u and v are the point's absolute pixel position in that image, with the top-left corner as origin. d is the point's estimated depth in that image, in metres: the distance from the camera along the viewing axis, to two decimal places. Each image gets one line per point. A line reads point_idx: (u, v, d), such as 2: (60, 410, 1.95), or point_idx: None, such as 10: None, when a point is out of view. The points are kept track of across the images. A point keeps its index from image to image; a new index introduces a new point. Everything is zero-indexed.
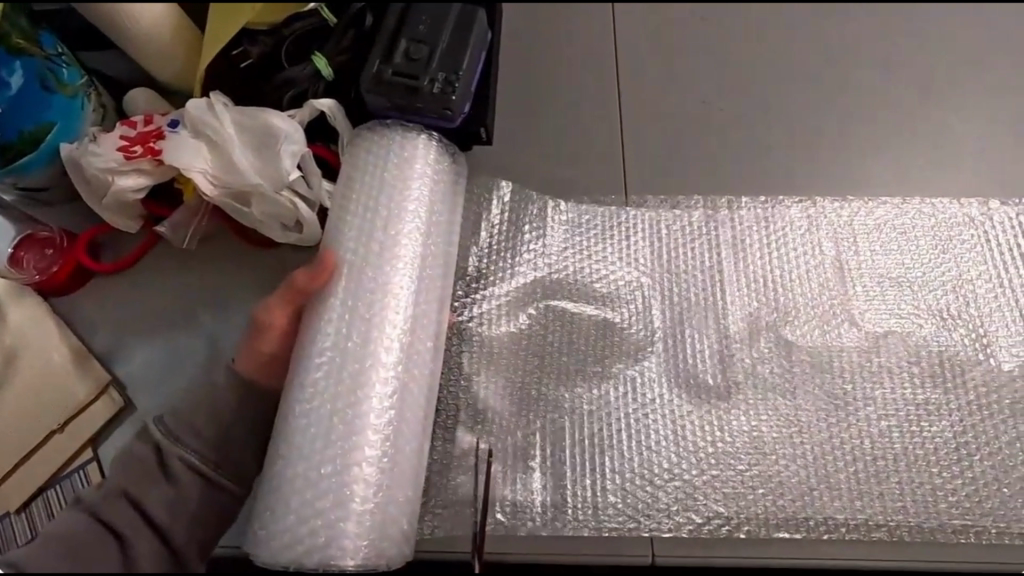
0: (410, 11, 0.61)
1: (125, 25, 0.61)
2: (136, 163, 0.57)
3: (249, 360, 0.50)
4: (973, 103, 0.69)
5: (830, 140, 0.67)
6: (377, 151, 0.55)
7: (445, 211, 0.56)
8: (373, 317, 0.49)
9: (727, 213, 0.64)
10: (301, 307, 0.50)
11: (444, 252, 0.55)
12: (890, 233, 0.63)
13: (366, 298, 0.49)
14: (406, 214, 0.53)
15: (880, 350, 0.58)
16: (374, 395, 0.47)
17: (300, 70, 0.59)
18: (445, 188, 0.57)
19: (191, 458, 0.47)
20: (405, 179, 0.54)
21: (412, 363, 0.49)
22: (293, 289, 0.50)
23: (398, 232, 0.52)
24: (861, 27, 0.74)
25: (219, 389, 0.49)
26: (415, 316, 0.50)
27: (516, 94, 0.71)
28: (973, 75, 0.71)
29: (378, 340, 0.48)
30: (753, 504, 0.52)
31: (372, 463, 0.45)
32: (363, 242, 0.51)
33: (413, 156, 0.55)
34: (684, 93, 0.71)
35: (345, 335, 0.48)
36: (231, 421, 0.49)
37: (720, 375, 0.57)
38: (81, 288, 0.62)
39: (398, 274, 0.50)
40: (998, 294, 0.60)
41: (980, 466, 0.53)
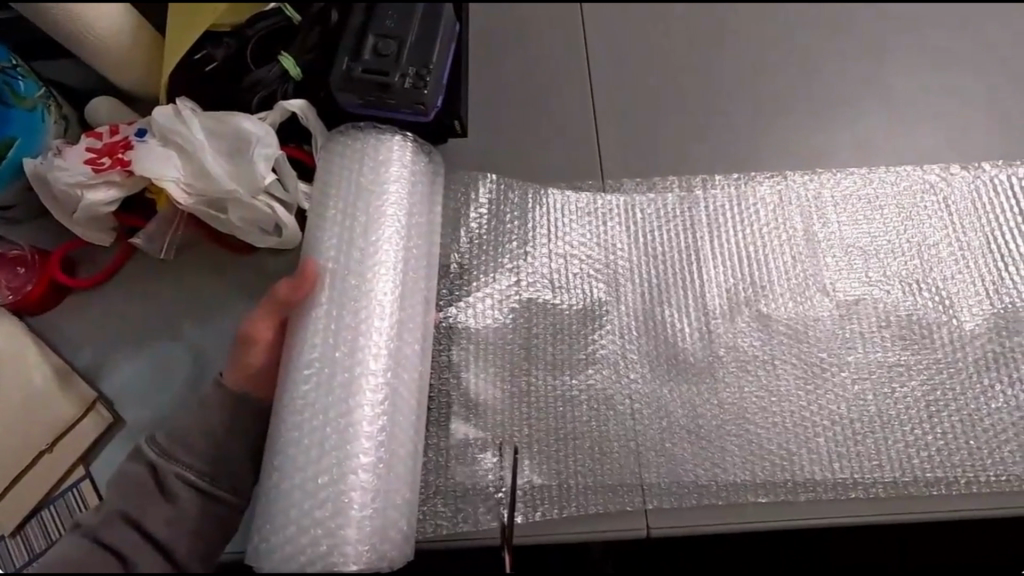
0: (377, 7, 0.61)
1: (80, 33, 0.60)
2: (105, 175, 0.56)
3: (238, 373, 0.50)
4: (927, 77, 0.72)
5: (795, 117, 0.70)
6: (350, 156, 0.54)
7: (424, 211, 0.55)
8: (358, 324, 0.49)
9: (700, 193, 0.65)
10: (286, 317, 0.50)
11: (425, 252, 0.54)
12: (857, 203, 0.65)
13: (351, 307, 0.49)
14: (384, 218, 0.52)
15: (852, 319, 0.60)
16: (365, 403, 0.47)
17: (267, 71, 0.58)
18: (421, 188, 0.55)
19: (188, 473, 0.47)
20: (380, 185, 0.53)
21: (401, 368, 0.49)
22: (276, 301, 0.49)
23: (377, 239, 0.51)
24: (819, 7, 0.76)
25: (210, 403, 0.49)
26: (401, 318, 0.50)
27: (488, 87, 0.71)
28: (925, 51, 0.74)
29: (366, 348, 0.48)
30: (738, 474, 0.54)
31: (368, 470, 0.45)
32: (343, 250, 0.51)
33: (387, 161, 0.54)
34: (653, 78, 0.72)
35: (332, 345, 0.48)
36: (225, 434, 0.49)
37: (701, 348, 0.59)
38: (57, 306, 0.61)
39: (381, 279, 0.50)
40: (961, 255, 0.62)
41: (949, 421, 0.56)
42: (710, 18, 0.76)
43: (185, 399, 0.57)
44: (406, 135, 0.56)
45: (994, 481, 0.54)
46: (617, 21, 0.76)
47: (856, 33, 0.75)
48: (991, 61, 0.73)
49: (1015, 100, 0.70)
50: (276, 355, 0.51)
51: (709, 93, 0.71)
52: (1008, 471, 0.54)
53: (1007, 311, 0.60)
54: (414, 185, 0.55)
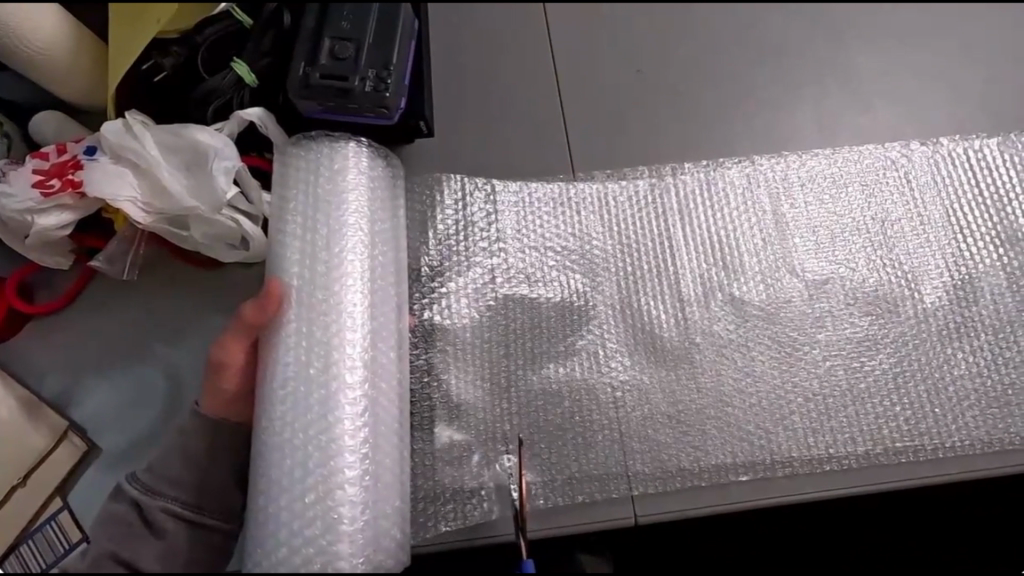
0: (331, 9, 0.59)
1: (21, 25, 0.57)
2: (57, 199, 0.53)
3: (212, 399, 0.49)
4: (880, 54, 0.74)
5: (756, 101, 0.71)
6: (309, 166, 0.53)
7: (388, 217, 0.55)
8: (330, 339, 0.48)
9: (671, 180, 0.66)
10: (256, 338, 0.49)
11: (393, 259, 0.54)
12: (823, 183, 0.66)
13: (321, 321, 0.48)
14: (347, 229, 0.51)
15: (821, 297, 0.61)
16: (345, 418, 0.46)
17: (220, 79, 0.56)
18: (382, 194, 0.54)
19: (174, 504, 0.47)
20: (341, 194, 0.52)
21: (377, 379, 0.49)
22: (244, 323, 0.48)
23: (341, 250, 0.50)
24: None
25: (188, 433, 0.49)
26: (375, 328, 0.50)
27: (450, 85, 0.70)
28: (874, 27, 0.75)
29: (341, 363, 0.47)
30: (720, 456, 0.56)
31: (355, 483, 0.45)
32: (308, 264, 0.50)
33: (345, 169, 0.53)
34: (617, 68, 0.72)
35: (306, 362, 0.47)
36: (207, 460, 0.48)
37: (678, 334, 0.60)
38: (19, 333, 0.59)
39: (351, 291, 0.50)
40: (922, 229, 0.64)
41: (915, 391, 0.58)
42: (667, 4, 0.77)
43: (164, 426, 0.55)
44: (362, 141, 0.55)
45: (957, 445, 0.56)
46: (577, 11, 0.76)
47: (811, 14, 0.76)
48: (941, 37, 0.75)
49: (967, 74, 0.72)
50: (249, 375, 0.50)
51: (673, 80, 0.72)
52: (971, 435, 0.57)
53: (965, 281, 0.62)
54: (376, 191, 0.54)
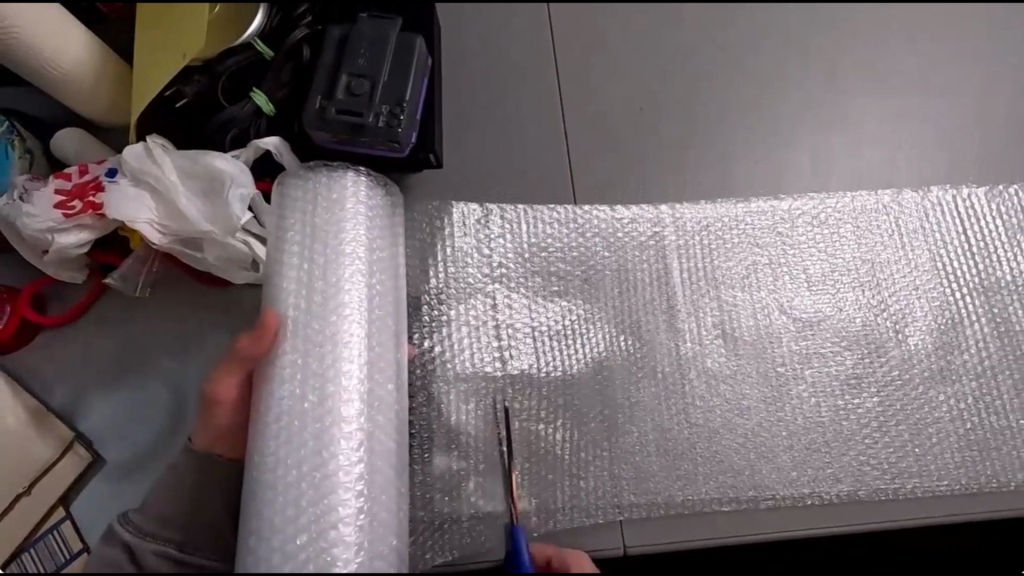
0: (348, 43, 0.60)
1: (45, 46, 0.59)
2: (77, 220, 0.54)
3: (205, 434, 0.50)
4: (877, 97, 0.76)
5: (753, 140, 0.73)
6: (305, 196, 0.53)
7: (387, 245, 0.55)
8: (326, 370, 0.48)
9: (670, 217, 0.67)
10: (251, 370, 0.49)
11: (392, 283, 0.54)
12: (817, 225, 0.68)
13: (317, 353, 0.49)
14: (344, 258, 0.52)
15: (809, 335, 0.63)
16: (340, 453, 0.46)
17: (240, 109, 0.58)
18: (381, 222, 0.55)
19: (165, 546, 0.48)
20: (339, 223, 0.52)
21: (375, 412, 0.49)
22: (239, 355, 0.49)
23: (339, 278, 0.51)
24: (773, 31, 0.80)
25: (181, 467, 0.50)
26: (372, 358, 0.50)
27: (458, 113, 0.72)
28: (872, 70, 0.78)
29: (337, 396, 0.48)
30: (709, 490, 0.57)
31: (350, 523, 0.45)
32: (305, 293, 0.50)
33: (342, 198, 0.53)
34: (621, 101, 0.74)
35: (300, 396, 0.47)
36: (194, 502, 0.49)
37: (670, 362, 0.62)
38: (30, 343, 0.61)
39: (349, 319, 0.50)
40: (910, 273, 0.66)
41: (897, 430, 0.60)
42: (672, 38, 0.78)
43: (166, 443, 0.58)
44: (359, 168, 0.55)
45: (936, 487, 0.58)
46: (586, 41, 0.78)
47: (812, 56, 0.78)
48: (940, 75, 0.77)
49: (963, 118, 0.74)
50: (242, 410, 0.50)
51: (673, 115, 0.74)
52: (950, 476, 0.58)
53: (950, 327, 0.64)
54: (373, 220, 0.54)
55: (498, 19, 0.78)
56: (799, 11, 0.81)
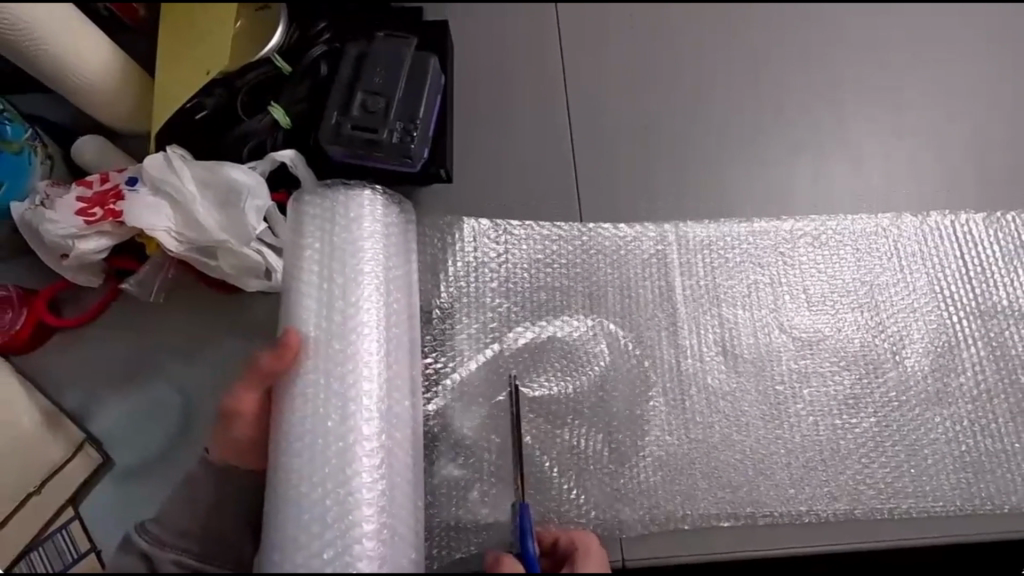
0: (365, 61, 0.61)
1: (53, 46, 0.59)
2: (97, 227, 0.56)
3: (223, 448, 0.51)
4: (879, 120, 0.77)
5: (757, 160, 0.74)
6: (323, 214, 0.53)
7: (401, 263, 0.55)
8: (347, 392, 0.48)
9: (674, 236, 0.69)
10: (271, 387, 0.49)
11: (406, 299, 0.54)
12: (817, 247, 0.69)
13: (338, 373, 0.48)
14: (363, 275, 0.51)
15: (808, 355, 0.65)
16: (363, 470, 0.46)
17: (257, 122, 0.60)
18: (396, 241, 0.55)
19: (184, 557, 0.47)
20: (357, 242, 0.52)
21: (393, 429, 0.49)
22: (260, 370, 0.48)
23: (358, 298, 0.51)
24: (780, 51, 0.81)
25: (195, 479, 0.51)
26: (389, 376, 0.50)
27: (468, 129, 0.74)
28: (875, 93, 0.79)
29: (358, 415, 0.47)
30: (708, 506, 0.58)
31: (373, 537, 0.45)
32: (325, 314, 0.50)
33: (359, 217, 0.53)
34: (627, 120, 0.76)
35: (325, 417, 0.47)
36: (210, 511, 0.50)
37: (670, 375, 0.63)
38: (44, 345, 0.62)
39: (366, 337, 0.50)
40: (908, 295, 0.67)
41: (893, 450, 0.61)
42: (681, 57, 0.80)
43: (175, 446, 0.59)
44: (376, 186, 0.56)
45: (932, 508, 0.59)
46: (592, 57, 0.79)
47: (817, 78, 0.79)
48: (941, 95, 0.78)
49: (963, 137, 0.76)
50: (262, 425, 0.51)
51: (680, 135, 0.75)
52: (945, 498, 0.59)
53: (946, 349, 0.65)
54: (390, 238, 0.54)
55: (508, 35, 0.80)
56: (806, 33, 0.82)
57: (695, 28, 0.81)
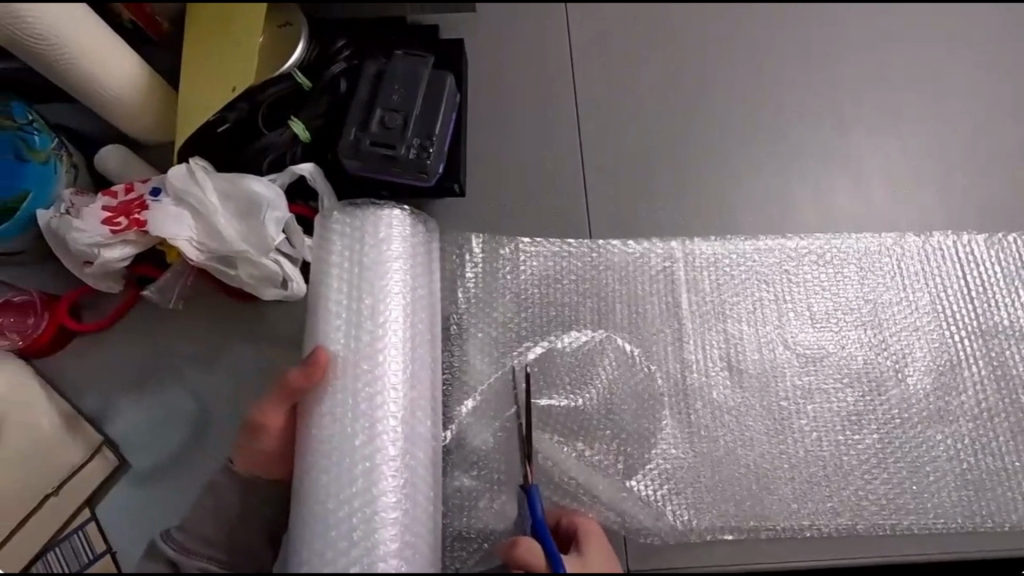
0: (384, 78, 0.63)
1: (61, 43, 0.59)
2: (122, 236, 0.58)
3: (246, 460, 0.52)
4: (886, 136, 0.78)
5: (764, 177, 0.75)
6: (352, 233, 0.53)
7: (425, 282, 0.55)
8: (369, 415, 0.49)
9: (682, 252, 0.70)
10: (296, 402, 0.50)
11: (429, 317, 0.55)
12: (822, 265, 0.71)
13: (365, 395, 0.49)
14: (390, 296, 0.52)
15: (811, 370, 0.66)
16: (387, 491, 0.47)
17: (278, 135, 0.62)
18: (422, 260, 0.55)
19: (210, 565, 0.50)
20: (385, 263, 0.53)
21: (414, 449, 0.50)
22: (288, 386, 0.49)
23: (385, 320, 0.51)
24: (792, 63, 0.81)
25: (221, 485, 0.53)
26: (412, 397, 0.51)
27: (481, 142, 0.75)
28: (884, 108, 0.79)
29: (384, 435, 0.48)
30: (713, 519, 0.59)
31: (396, 557, 0.46)
32: (353, 335, 0.51)
33: (388, 238, 0.54)
34: (637, 134, 0.77)
35: (352, 435, 0.48)
36: (234, 519, 0.52)
37: (676, 390, 0.64)
38: (63, 349, 0.64)
39: (391, 358, 0.51)
40: (911, 314, 0.68)
41: (894, 467, 0.62)
42: (693, 70, 0.80)
43: (191, 449, 0.60)
44: (404, 207, 0.55)
45: (933, 525, 0.60)
46: (605, 68, 0.79)
47: (828, 91, 0.80)
48: (943, 106, 0.79)
49: (963, 149, 0.77)
50: (287, 439, 0.52)
51: (689, 150, 0.76)
52: (945, 515, 0.60)
53: (948, 368, 0.66)
54: (416, 260, 0.55)
55: (516, 41, 0.80)
56: (819, 42, 0.82)
57: (708, 39, 0.81)
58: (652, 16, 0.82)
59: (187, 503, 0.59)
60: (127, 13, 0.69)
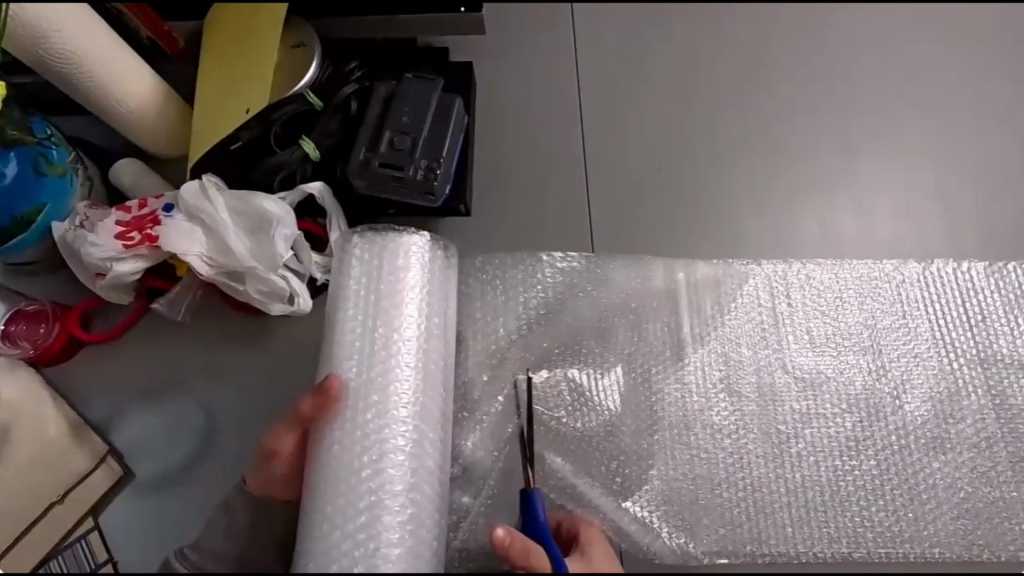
0: (394, 100, 0.65)
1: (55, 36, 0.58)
2: (135, 250, 0.59)
3: (257, 480, 0.54)
4: (886, 157, 0.79)
5: (764, 202, 0.76)
6: (370, 261, 0.54)
7: (440, 309, 0.55)
8: (376, 440, 0.49)
9: (684, 275, 0.71)
10: (306, 430, 0.51)
11: (442, 349, 0.55)
12: (823, 291, 0.71)
13: (374, 428, 0.49)
14: (404, 323, 0.52)
15: (810, 395, 0.66)
16: (392, 525, 0.47)
17: (289, 154, 0.63)
18: (439, 290, 0.55)
19: None
20: (401, 291, 0.53)
21: (421, 477, 0.50)
22: (299, 418, 0.50)
23: (398, 348, 0.52)
24: (797, 89, 0.82)
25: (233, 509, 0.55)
26: (422, 430, 0.51)
27: (486, 161, 0.77)
28: (887, 132, 0.80)
29: (390, 461, 0.48)
30: (709, 543, 0.60)
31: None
32: (364, 364, 0.51)
33: (406, 266, 0.54)
34: (642, 156, 0.78)
35: (358, 463, 0.48)
36: (245, 540, 0.53)
37: (679, 413, 0.65)
38: (72, 358, 0.65)
39: (399, 394, 0.50)
40: (910, 341, 0.69)
41: (892, 495, 0.62)
42: (698, 93, 0.81)
43: (196, 460, 0.61)
44: (423, 233, 0.56)
45: (929, 554, 0.60)
46: (610, 91, 0.81)
47: (831, 116, 0.81)
48: (944, 122, 0.80)
49: (962, 172, 0.78)
50: (299, 464, 0.53)
51: (692, 173, 0.77)
52: (941, 543, 0.61)
53: (947, 396, 0.66)
54: (432, 287, 0.55)
55: (524, 61, 0.81)
56: (824, 69, 0.83)
57: (714, 64, 0.82)
58: (657, 39, 0.83)
59: (192, 513, 0.60)
60: (146, 30, 0.70)
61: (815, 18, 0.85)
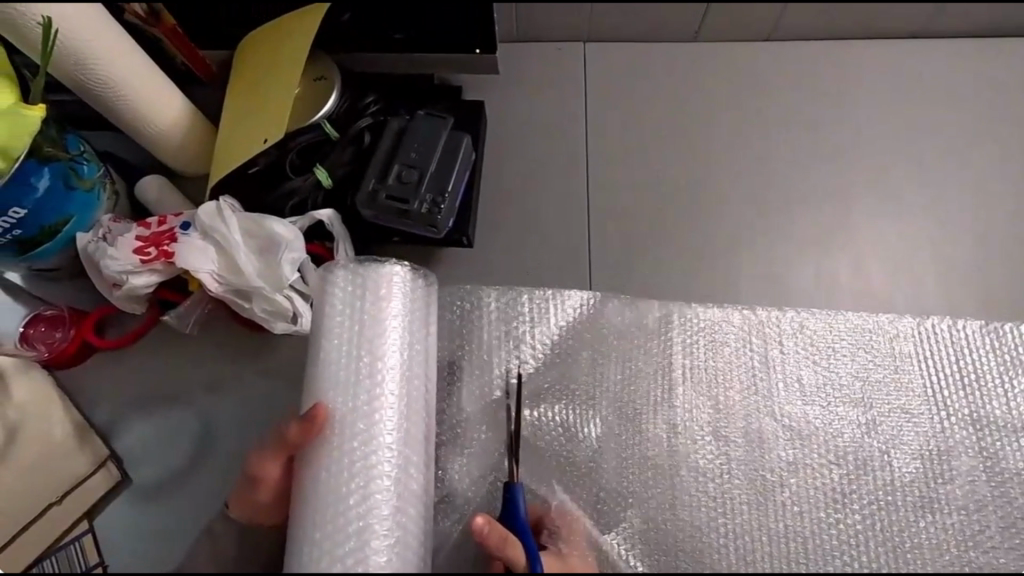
0: (404, 136, 0.68)
1: (77, 43, 0.61)
2: (150, 265, 0.62)
3: (241, 504, 0.55)
4: (884, 196, 0.81)
5: (759, 247, 0.78)
6: (354, 293, 0.55)
7: (422, 335, 0.58)
8: (368, 465, 0.50)
9: (679, 318, 0.72)
10: (292, 455, 0.52)
11: (423, 370, 0.57)
12: (816, 341, 0.71)
13: (359, 454, 0.50)
14: (387, 349, 0.54)
15: (798, 445, 0.66)
16: (378, 545, 0.47)
17: (303, 181, 0.67)
18: (420, 313, 0.58)
19: None
20: (383, 319, 0.55)
21: (406, 504, 0.51)
22: (288, 440, 0.51)
23: (382, 374, 0.53)
24: (798, 129, 0.84)
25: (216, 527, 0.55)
26: (405, 450, 0.52)
27: (491, 193, 0.80)
28: (885, 171, 0.82)
29: (377, 490, 0.49)
30: None
31: None
32: (350, 388, 0.52)
33: (389, 295, 0.55)
34: (643, 194, 0.80)
35: (343, 492, 0.49)
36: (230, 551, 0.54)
37: (664, 453, 0.65)
38: (83, 362, 0.68)
39: (386, 415, 0.52)
40: (902, 397, 0.69)
41: (876, 553, 0.62)
42: (701, 135, 0.83)
43: (192, 470, 0.63)
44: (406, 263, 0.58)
45: None
46: (615, 130, 0.83)
47: (832, 155, 0.83)
48: (940, 151, 0.83)
49: (957, 226, 0.79)
50: (285, 482, 0.54)
51: (690, 210, 0.80)
52: None
53: (937, 455, 0.66)
54: (415, 314, 0.57)
55: (534, 95, 0.85)
56: (827, 110, 0.85)
57: (718, 105, 0.85)
58: (665, 78, 0.86)
59: (185, 521, 0.62)
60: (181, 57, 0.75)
61: (822, 62, 0.87)
